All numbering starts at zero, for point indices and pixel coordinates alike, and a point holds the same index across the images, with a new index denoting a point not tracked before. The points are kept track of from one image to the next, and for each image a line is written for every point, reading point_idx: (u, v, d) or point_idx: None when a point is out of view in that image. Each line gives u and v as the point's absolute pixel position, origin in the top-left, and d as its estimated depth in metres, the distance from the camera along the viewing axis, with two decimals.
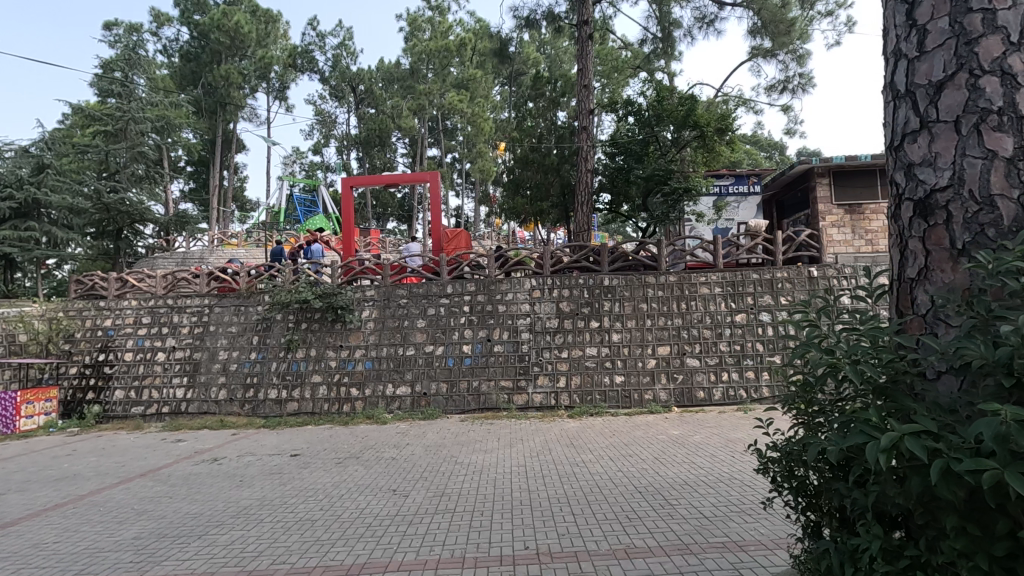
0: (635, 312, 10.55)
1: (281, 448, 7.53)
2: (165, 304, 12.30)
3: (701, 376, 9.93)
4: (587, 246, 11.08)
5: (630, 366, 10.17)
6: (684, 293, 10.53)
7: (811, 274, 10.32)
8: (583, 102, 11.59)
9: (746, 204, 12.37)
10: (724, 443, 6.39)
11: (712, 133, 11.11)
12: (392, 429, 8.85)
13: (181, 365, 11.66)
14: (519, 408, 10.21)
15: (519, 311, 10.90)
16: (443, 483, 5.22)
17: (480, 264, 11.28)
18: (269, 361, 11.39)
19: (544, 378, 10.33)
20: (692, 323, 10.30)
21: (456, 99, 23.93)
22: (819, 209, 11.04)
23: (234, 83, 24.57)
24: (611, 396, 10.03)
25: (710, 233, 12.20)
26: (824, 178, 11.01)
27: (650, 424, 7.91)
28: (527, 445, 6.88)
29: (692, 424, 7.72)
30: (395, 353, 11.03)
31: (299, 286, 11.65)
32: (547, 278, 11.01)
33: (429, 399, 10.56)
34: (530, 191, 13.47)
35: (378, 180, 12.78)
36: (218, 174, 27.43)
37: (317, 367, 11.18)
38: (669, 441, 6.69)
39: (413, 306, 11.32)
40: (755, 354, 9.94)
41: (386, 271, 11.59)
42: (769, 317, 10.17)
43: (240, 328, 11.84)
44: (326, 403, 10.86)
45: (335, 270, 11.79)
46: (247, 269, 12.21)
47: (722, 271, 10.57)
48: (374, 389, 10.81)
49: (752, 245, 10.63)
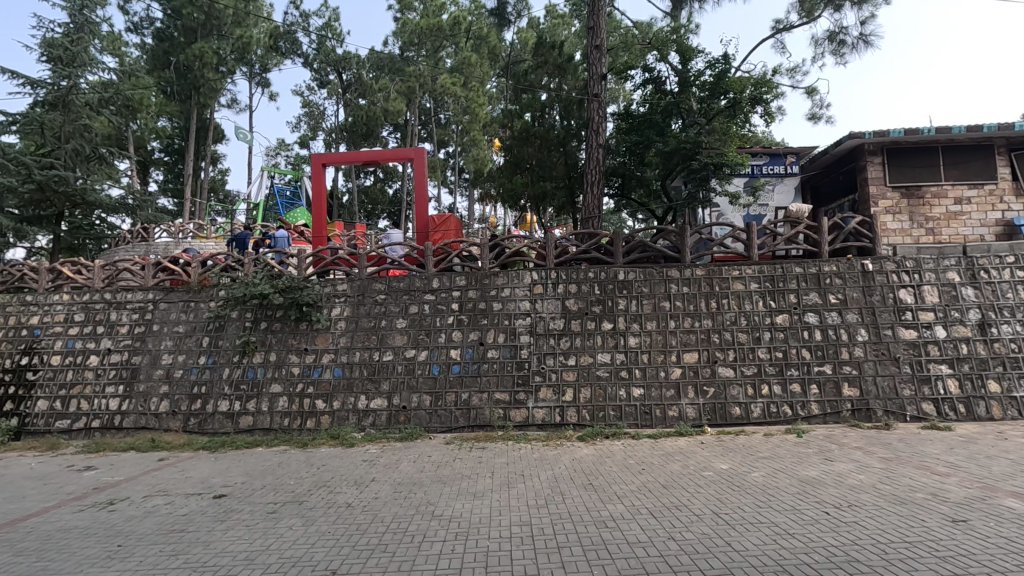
0: (656, 311, 8.89)
1: (208, 482, 5.78)
2: (102, 299, 10.56)
3: (736, 389, 8.26)
4: (598, 234, 9.48)
5: (650, 377, 8.47)
6: (712, 290, 8.90)
7: (865, 268, 8.65)
8: (594, 66, 9.88)
9: (784, 185, 10.68)
10: (797, 485, 4.70)
11: (745, 102, 9.49)
12: (359, 454, 7.10)
13: (116, 372, 9.88)
14: (517, 426, 8.48)
15: (517, 311, 9.25)
16: (406, 561, 3.47)
17: (472, 254, 9.74)
18: (221, 367, 9.63)
19: (546, 390, 8.62)
20: (723, 325, 8.65)
21: (450, 81, 22.18)
22: (870, 192, 9.38)
23: (209, 63, 22.68)
24: (628, 413, 8.31)
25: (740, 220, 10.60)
26: (877, 156, 9.34)
27: (685, 452, 6.24)
28: (528, 484, 5.15)
29: (738, 455, 6.03)
30: (369, 359, 9.30)
31: (259, 278, 9.97)
32: (550, 271, 9.38)
33: (409, 415, 8.81)
34: (530, 173, 11.85)
35: (355, 157, 11.01)
36: (192, 163, 25.55)
37: (276, 374, 9.43)
38: (720, 481, 4.99)
39: (392, 303, 9.66)
40: (801, 363, 8.27)
41: (362, 262, 9.94)
42: (816, 319, 8.49)
43: (188, 327, 10.07)
44: (286, 418, 9.09)
45: (303, 260, 10.11)
46: (200, 258, 10.49)
47: (758, 265, 8.93)
48: (343, 402, 9.06)
49: (792, 235, 9.03)
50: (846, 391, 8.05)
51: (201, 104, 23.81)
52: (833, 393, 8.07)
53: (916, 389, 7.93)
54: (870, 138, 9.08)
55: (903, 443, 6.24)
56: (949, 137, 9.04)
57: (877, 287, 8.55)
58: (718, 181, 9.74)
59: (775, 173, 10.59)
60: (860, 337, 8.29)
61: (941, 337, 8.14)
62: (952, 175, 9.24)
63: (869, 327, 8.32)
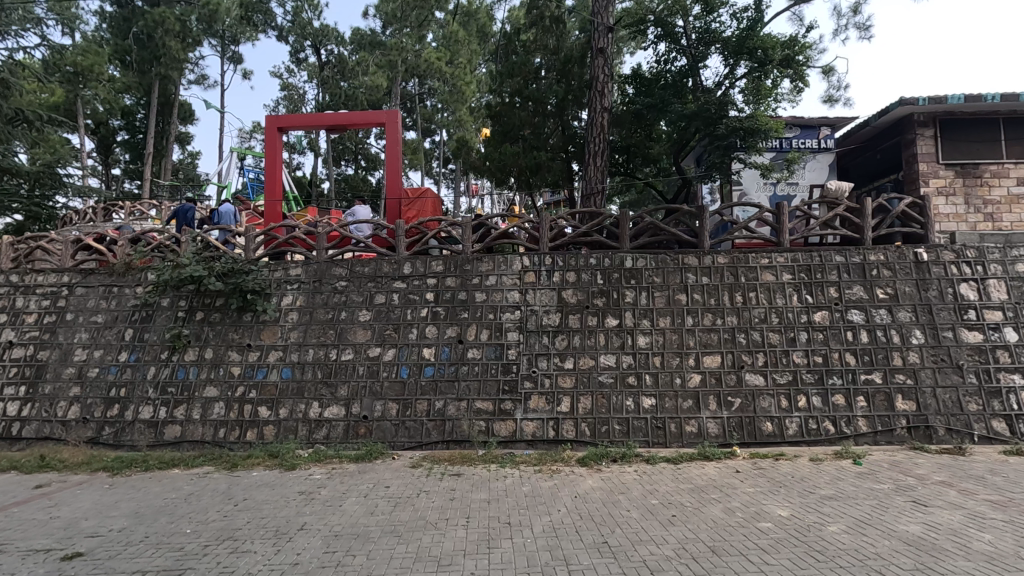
0: (669, 306, 7.43)
1: (73, 529, 4.16)
2: (9, 282, 8.85)
3: (767, 401, 6.84)
4: (601, 213, 8.03)
5: (664, 385, 7.01)
6: (737, 281, 7.47)
7: (919, 257, 7.29)
8: (601, 14, 8.26)
9: (816, 162, 9.44)
10: (906, 555, 3.24)
11: (774, 65, 8.35)
12: (299, 480, 5.53)
13: (18, 369, 8.19)
14: (502, 444, 6.96)
15: (504, 302, 7.73)
16: None
17: (453, 235, 8.23)
18: (145, 366, 7.98)
19: (538, 399, 7.11)
20: (751, 324, 7.21)
21: (434, 56, 20.49)
22: (920, 169, 8.02)
23: (172, 30, 20.72)
24: (637, 428, 6.84)
25: (766, 199, 9.31)
26: (928, 128, 7.99)
27: (720, 487, 4.78)
28: (517, 543, 3.63)
29: (793, 493, 4.57)
30: (325, 358, 7.72)
31: (195, 258, 8.32)
32: (544, 256, 7.90)
33: (371, 427, 7.25)
34: (522, 147, 10.36)
35: (316, 119, 9.35)
36: (153, 139, 23.50)
37: (212, 375, 7.81)
38: (790, 542, 3.51)
39: (355, 291, 8.10)
40: (844, 370, 6.87)
41: (321, 242, 8.36)
42: (862, 317, 7.11)
43: (108, 317, 8.39)
44: (221, 429, 7.47)
45: (251, 239, 8.50)
46: (127, 236, 8.79)
47: (790, 252, 7.54)
48: (291, 410, 7.47)
49: (830, 218, 7.65)
50: (901, 405, 6.67)
51: (163, 75, 21.83)
52: (885, 407, 6.67)
53: (985, 404, 6.58)
54: (923, 105, 7.71)
55: (999, 477, 4.85)
56: (1015, 106, 7.69)
57: (933, 281, 7.19)
58: (744, 153, 8.38)
59: (807, 147, 9.40)
60: (914, 340, 6.92)
61: (1012, 342, 6.81)
62: (1014, 150, 7.90)
63: (926, 328, 6.96)
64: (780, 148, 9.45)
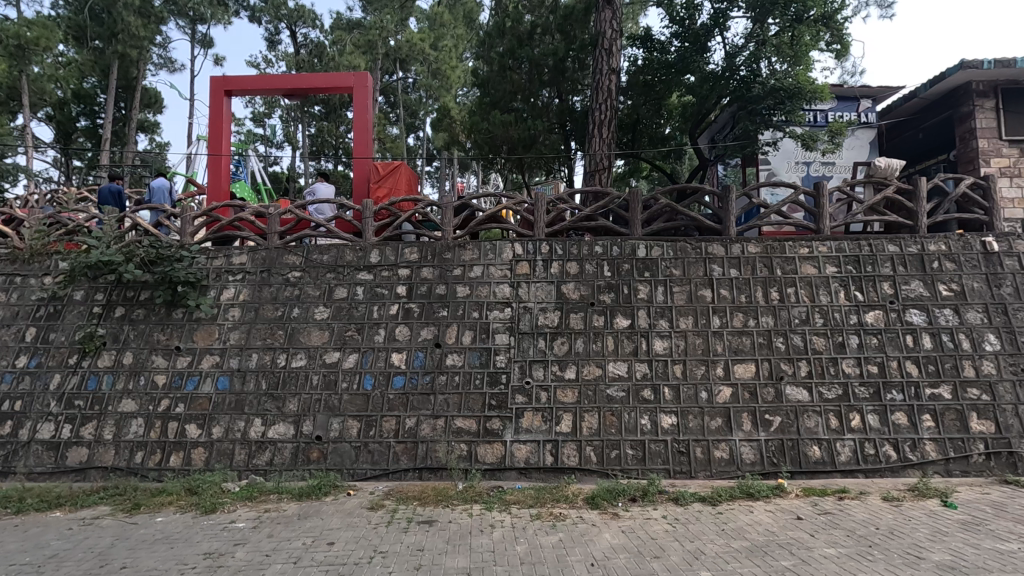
0: (692, 303, 6.15)
1: None
2: None
3: (813, 420, 5.57)
4: (607, 193, 6.67)
5: (687, 400, 5.72)
6: (772, 275, 6.22)
7: (988, 247, 6.12)
8: None
9: (857, 137, 8.71)
10: None
11: (810, 23, 7.42)
12: (215, 528, 4.11)
13: None
14: (488, 472, 5.60)
15: (491, 299, 6.38)
16: None
17: (430, 219, 6.86)
18: (48, 374, 6.47)
19: (533, 417, 5.78)
20: (791, 326, 5.96)
21: (417, 37, 19.30)
22: (979, 147, 6.88)
23: (132, 4, 19.01)
24: (655, 454, 5.53)
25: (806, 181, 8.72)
26: (989, 98, 6.87)
27: (789, 549, 3.46)
28: None
29: (897, 560, 3.27)
30: (271, 365, 6.29)
31: (116, 243, 6.84)
32: (540, 243, 6.58)
33: (325, 451, 5.84)
34: (513, 122, 9.05)
35: (269, 83, 7.87)
36: (111, 125, 21.64)
37: (129, 386, 6.33)
38: None
39: (313, 283, 6.71)
40: (906, 383, 5.63)
41: (270, 225, 6.93)
42: (923, 318, 5.90)
43: (7, 314, 6.87)
44: (138, 452, 6.00)
45: (186, 221, 7.04)
46: (36, 216, 7.26)
47: (835, 240, 6.32)
48: (226, 429, 6.02)
49: (880, 202, 6.44)
50: (976, 426, 5.46)
51: (121, 54, 20.04)
52: (958, 429, 5.46)
53: None
54: (988, 69, 6.54)
55: None
56: None
57: (1005, 276, 6.03)
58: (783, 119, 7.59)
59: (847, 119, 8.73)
60: (989, 346, 5.73)
61: None
62: None
63: (1001, 332, 5.77)
64: (817, 121, 8.81)
